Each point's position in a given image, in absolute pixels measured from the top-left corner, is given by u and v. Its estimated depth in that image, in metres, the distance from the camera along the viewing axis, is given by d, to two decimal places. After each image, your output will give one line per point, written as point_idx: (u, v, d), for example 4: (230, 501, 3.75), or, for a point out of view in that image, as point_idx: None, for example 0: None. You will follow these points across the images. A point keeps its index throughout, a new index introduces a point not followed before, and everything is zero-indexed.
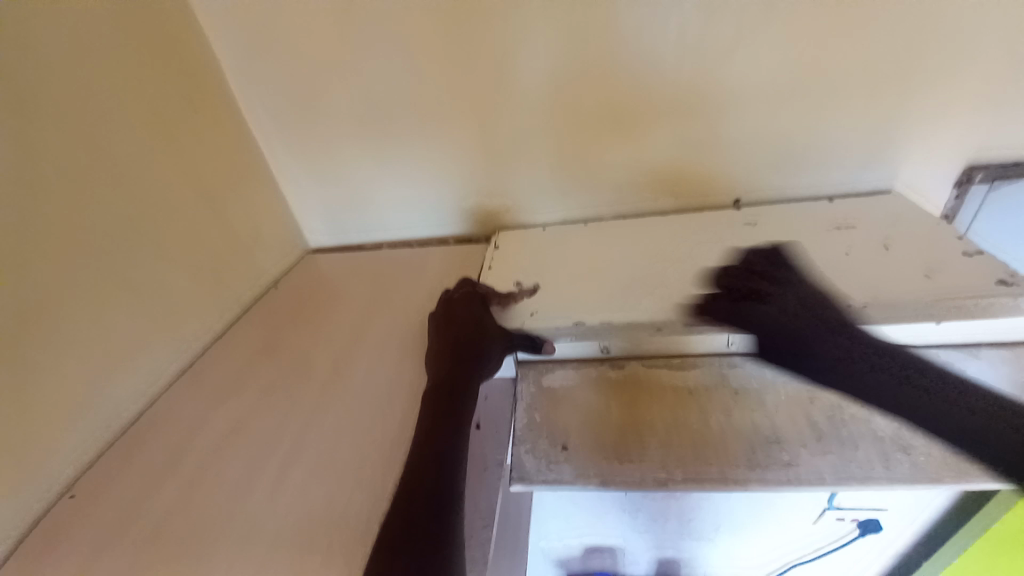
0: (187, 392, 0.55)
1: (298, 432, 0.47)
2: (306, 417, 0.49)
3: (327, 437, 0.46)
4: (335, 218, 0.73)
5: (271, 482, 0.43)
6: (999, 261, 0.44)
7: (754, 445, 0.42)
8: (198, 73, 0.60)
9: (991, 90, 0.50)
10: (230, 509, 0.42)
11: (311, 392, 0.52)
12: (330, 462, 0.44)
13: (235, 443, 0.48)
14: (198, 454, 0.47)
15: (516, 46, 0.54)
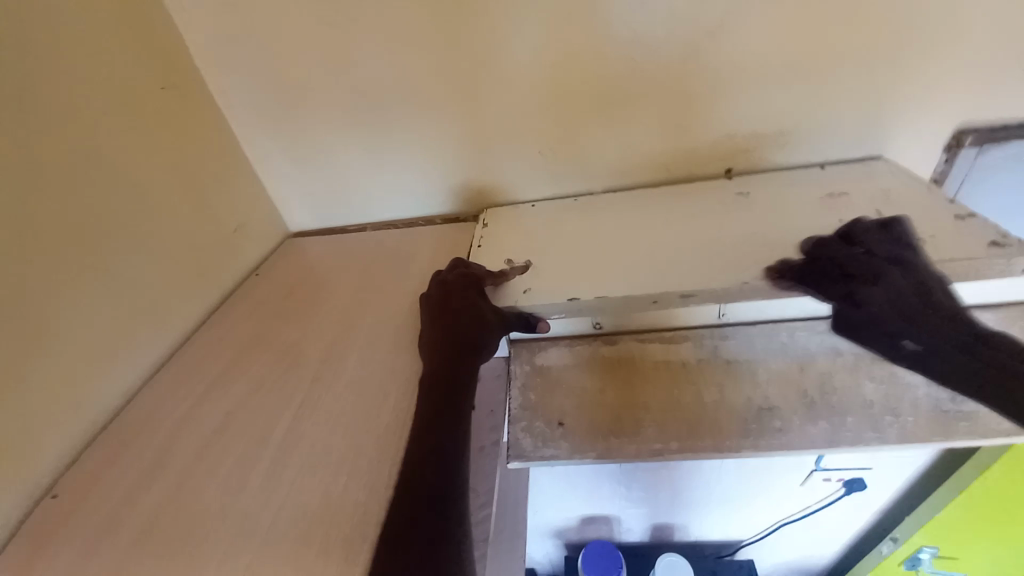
0: (171, 388, 0.53)
1: (290, 425, 0.46)
2: (295, 409, 0.48)
3: (319, 429, 0.45)
4: (315, 202, 0.70)
5: (263, 477, 0.43)
6: (990, 222, 0.44)
7: (747, 418, 0.42)
8: (157, 49, 0.55)
9: (989, 52, 0.49)
10: (223, 507, 0.41)
11: (299, 383, 0.50)
12: (323, 454, 0.43)
13: (223, 439, 0.46)
14: (183, 452, 0.46)
15: (500, 14, 0.51)
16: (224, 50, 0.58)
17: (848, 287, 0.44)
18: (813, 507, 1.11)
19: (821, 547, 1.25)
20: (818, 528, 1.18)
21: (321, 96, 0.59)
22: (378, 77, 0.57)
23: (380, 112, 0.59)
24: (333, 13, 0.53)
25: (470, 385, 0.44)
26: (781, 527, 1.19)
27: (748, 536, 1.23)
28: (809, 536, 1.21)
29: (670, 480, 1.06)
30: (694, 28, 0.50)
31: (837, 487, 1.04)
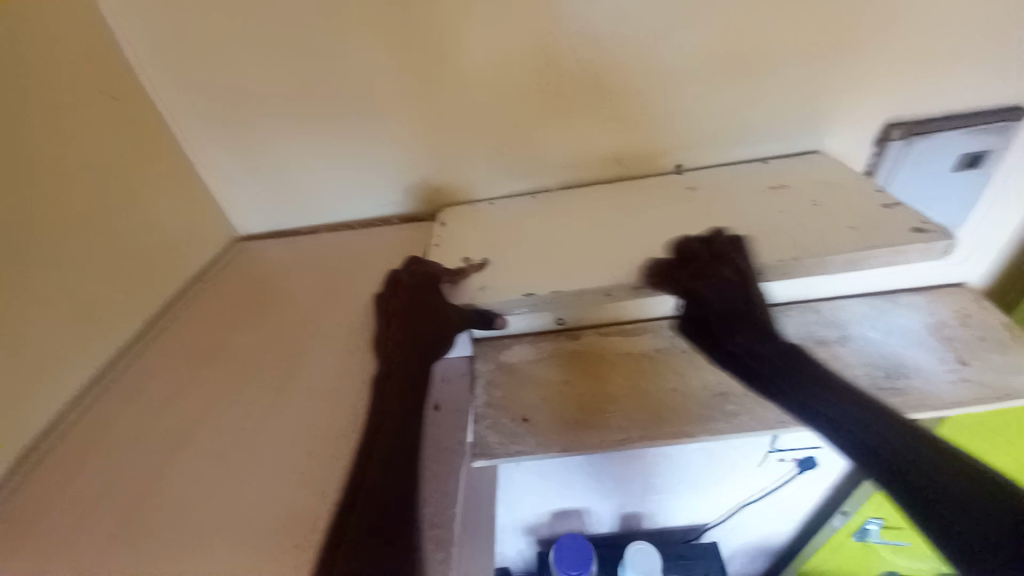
0: (111, 407, 0.49)
1: (243, 437, 0.44)
2: (247, 421, 0.45)
3: (274, 439, 0.43)
4: (265, 203, 0.67)
5: (213, 494, 0.40)
6: (911, 208, 0.47)
7: (705, 403, 0.60)
8: (80, 38, 0.51)
9: (908, 51, 0.53)
10: (170, 528, 0.38)
11: (251, 393, 0.48)
12: (279, 465, 0.41)
13: (168, 457, 0.43)
14: (124, 474, 0.43)
15: (451, 11, 0.50)
16: (156, 40, 0.54)
17: (784, 273, 0.46)
18: (770, 487, 1.17)
19: (779, 524, 1.32)
20: (776, 506, 1.24)
21: (266, 92, 0.57)
22: (327, 73, 0.55)
23: (330, 110, 0.57)
24: (276, 6, 0.51)
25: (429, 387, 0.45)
26: (743, 508, 1.24)
27: (713, 519, 1.28)
28: (768, 514, 1.27)
29: (638, 470, 1.09)
30: (642, 27, 0.51)
31: (792, 467, 1.10)
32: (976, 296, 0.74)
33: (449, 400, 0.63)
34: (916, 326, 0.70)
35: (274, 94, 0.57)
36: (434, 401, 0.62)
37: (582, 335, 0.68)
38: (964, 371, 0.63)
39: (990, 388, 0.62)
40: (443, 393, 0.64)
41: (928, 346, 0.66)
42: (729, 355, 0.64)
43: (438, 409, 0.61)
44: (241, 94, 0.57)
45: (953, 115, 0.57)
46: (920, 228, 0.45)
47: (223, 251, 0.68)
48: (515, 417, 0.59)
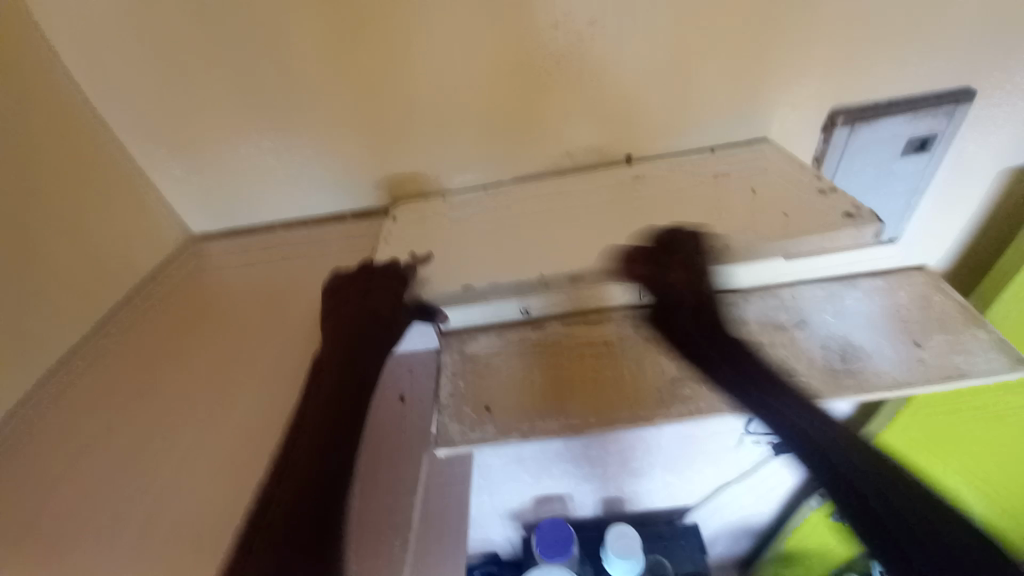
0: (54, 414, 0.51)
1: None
2: None
3: None
4: (215, 202, 0.67)
5: None
6: (847, 195, 0.48)
7: (662, 388, 0.59)
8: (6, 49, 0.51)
9: (845, 36, 0.52)
10: None
11: None
12: None
13: None
14: None
15: (380, 3, 0.50)
16: (86, 46, 0.54)
17: (719, 263, 0.47)
18: (748, 468, 1.19)
19: (761, 504, 1.35)
20: (754, 488, 1.27)
21: (203, 91, 0.56)
22: (261, 69, 0.54)
23: (269, 107, 0.57)
24: (201, 2, 0.50)
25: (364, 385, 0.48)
26: (722, 490, 1.27)
27: (694, 501, 1.31)
28: (749, 494, 1.30)
29: (616, 455, 1.11)
30: (574, 16, 0.51)
31: (766, 449, 1.12)
32: (935, 277, 0.75)
33: (413, 391, 0.68)
34: (876, 309, 0.70)
35: (210, 92, 0.56)
36: (398, 393, 0.67)
37: (546, 324, 0.67)
38: (919, 352, 0.64)
39: (945, 368, 0.62)
40: (410, 381, 0.70)
41: (885, 330, 0.67)
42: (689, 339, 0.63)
43: (403, 401, 0.66)
44: (177, 94, 0.57)
45: (900, 100, 0.58)
46: (847, 218, 0.46)
47: (174, 254, 0.69)
48: (478, 405, 0.60)
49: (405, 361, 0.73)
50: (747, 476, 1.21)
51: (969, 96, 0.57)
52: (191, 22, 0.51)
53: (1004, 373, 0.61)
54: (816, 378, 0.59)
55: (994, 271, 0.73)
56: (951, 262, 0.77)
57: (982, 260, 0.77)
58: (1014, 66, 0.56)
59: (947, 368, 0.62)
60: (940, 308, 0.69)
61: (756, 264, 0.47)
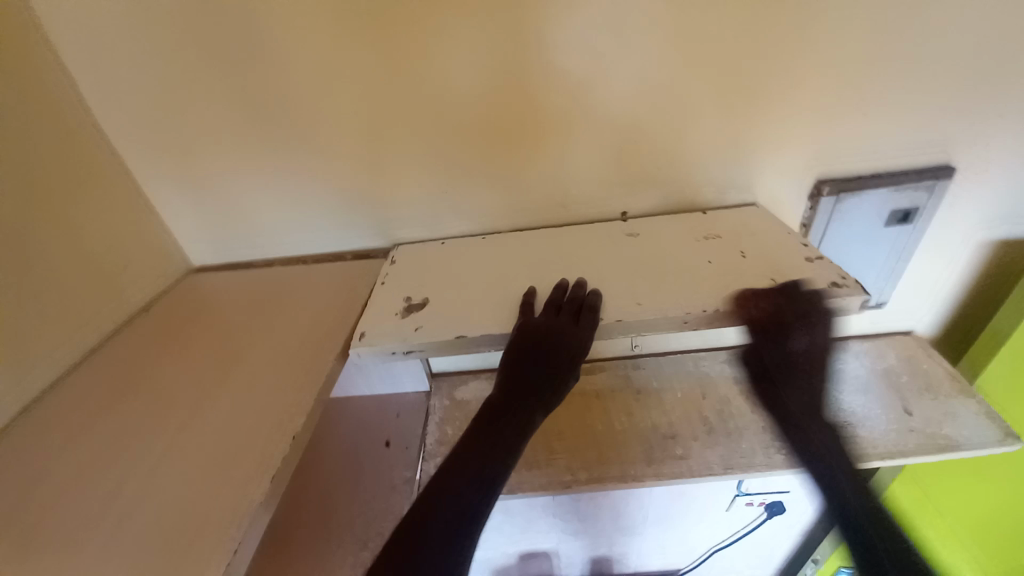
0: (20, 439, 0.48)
1: (157, 474, 0.43)
2: (155, 454, 0.45)
3: (177, 474, 0.43)
4: (221, 236, 0.68)
5: (100, 531, 0.39)
6: (833, 265, 0.49)
7: (653, 444, 0.66)
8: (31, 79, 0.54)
9: (825, 111, 0.57)
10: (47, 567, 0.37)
11: (164, 427, 0.48)
12: (175, 500, 0.41)
13: (66, 491, 0.43)
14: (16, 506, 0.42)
15: (400, 60, 0.53)
16: (107, 82, 0.57)
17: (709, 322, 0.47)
18: (742, 531, 1.14)
19: (756, 570, 1.29)
20: (747, 552, 1.22)
21: (222, 128, 0.59)
22: (280, 111, 0.57)
23: (284, 146, 0.59)
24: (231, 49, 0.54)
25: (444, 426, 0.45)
26: (714, 553, 1.21)
27: (685, 563, 1.25)
28: (744, 560, 1.24)
29: (607, 511, 1.07)
30: (577, 81, 0.55)
31: (760, 511, 1.08)
32: (921, 343, 0.76)
33: (399, 436, 0.71)
34: (866, 373, 0.72)
35: (228, 130, 0.59)
36: (383, 437, 0.71)
37: None
38: (909, 420, 0.66)
39: (933, 437, 0.64)
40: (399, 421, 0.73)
41: (876, 396, 0.69)
42: (680, 396, 0.70)
43: (388, 445, 0.70)
44: (196, 130, 0.59)
45: (882, 172, 0.61)
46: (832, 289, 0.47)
47: (171, 283, 0.70)
48: None
49: (393, 404, 0.75)
50: (741, 539, 1.16)
51: (949, 172, 0.60)
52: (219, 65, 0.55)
53: (994, 445, 0.62)
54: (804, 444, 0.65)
55: (980, 340, 0.74)
56: (938, 329, 0.79)
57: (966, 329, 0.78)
58: (986, 149, 0.59)
59: (939, 438, 0.64)
60: (927, 374, 0.71)
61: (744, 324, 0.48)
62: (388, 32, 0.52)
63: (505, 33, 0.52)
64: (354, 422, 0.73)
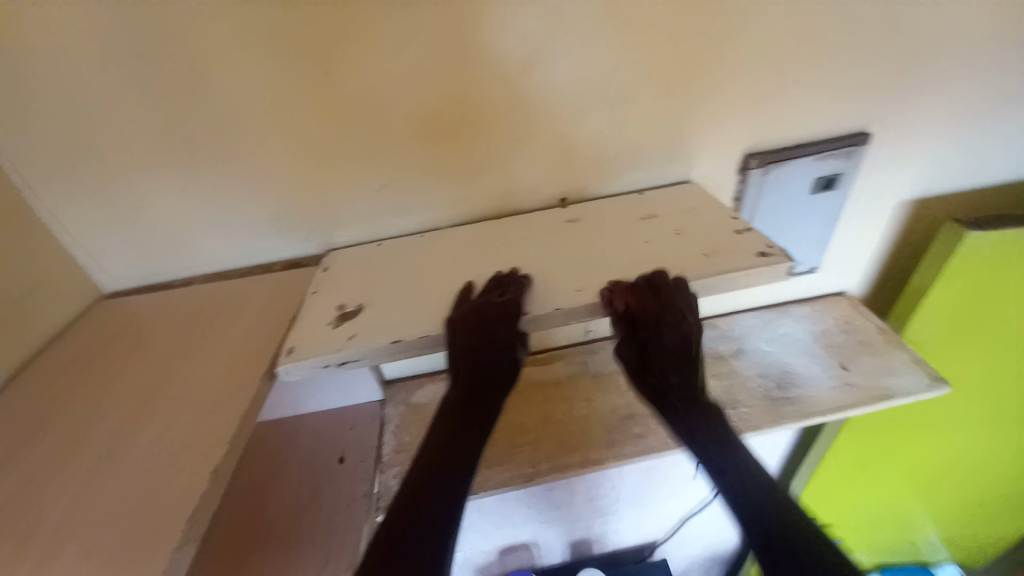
0: None
1: (55, 530, 0.38)
2: (61, 507, 0.40)
3: (86, 526, 0.38)
4: (126, 256, 0.61)
5: None
6: (760, 235, 0.51)
7: (613, 426, 0.66)
8: None
9: (754, 87, 0.57)
10: None
11: (71, 475, 0.42)
12: (83, 557, 0.36)
13: None
14: None
15: (309, 52, 0.49)
16: None
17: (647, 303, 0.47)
18: (709, 497, 1.18)
19: (725, 532, 1.34)
20: (717, 516, 1.26)
21: (113, 137, 0.52)
22: (179, 115, 0.51)
23: (189, 153, 0.54)
24: (110, 46, 0.47)
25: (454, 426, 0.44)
26: (686, 521, 1.25)
27: (660, 535, 1.28)
28: (713, 524, 1.29)
29: (579, 496, 1.08)
30: (503, 67, 0.52)
31: None
32: (854, 302, 0.80)
33: (355, 449, 0.68)
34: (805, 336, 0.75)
35: (120, 138, 0.52)
36: (337, 452, 0.67)
37: None
38: (847, 376, 0.69)
39: (869, 390, 0.67)
40: (354, 434, 0.70)
41: (816, 356, 0.72)
42: None
43: (342, 461, 0.66)
44: (81, 141, 0.52)
45: (806, 142, 0.63)
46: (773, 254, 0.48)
47: (83, 310, 0.62)
48: None
49: (348, 416, 0.72)
50: (709, 505, 1.20)
51: (865, 138, 0.63)
52: (97, 66, 0.48)
53: (924, 390, 0.66)
54: (753, 409, 0.67)
55: (905, 295, 0.78)
56: (867, 287, 0.83)
57: (891, 284, 0.83)
58: (896, 114, 0.62)
59: (876, 389, 0.67)
60: (861, 331, 0.75)
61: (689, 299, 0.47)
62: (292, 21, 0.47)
63: (422, 18, 0.48)
64: (304, 438, 0.69)
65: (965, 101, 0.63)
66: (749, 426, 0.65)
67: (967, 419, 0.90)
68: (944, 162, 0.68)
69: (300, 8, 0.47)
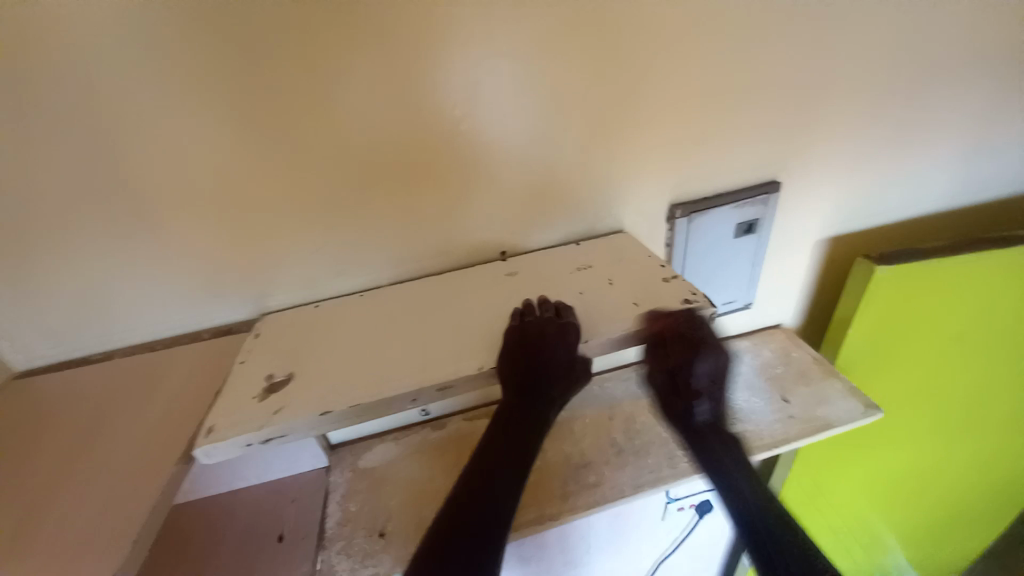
0: None
1: None
2: None
3: None
4: (39, 335, 0.57)
5: None
6: (685, 282, 0.55)
7: (567, 476, 0.65)
8: None
9: (669, 146, 0.62)
10: None
11: None
12: None
13: None
14: None
15: (236, 125, 0.49)
16: None
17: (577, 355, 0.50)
18: (679, 538, 1.16)
19: (700, 572, 1.31)
20: (690, 556, 1.24)
21: (20, 216, 0.49)
22: (97, 191, 0.49)
23: (109, 229, 0.52)
24: (15, 125, 0.45)
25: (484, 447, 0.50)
26: (660, 565, 1.22)
27: None
28: (686, 565, 1.26)
29: (549, 550, 1.04)
30: (436, 134, 0.55)
31: (691, 514, 1.11)
32: (789, 333, 0.85)
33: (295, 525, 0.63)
34: (748, 370, 0.78)
35: (27, 217, 0.49)
36: (276, 531, 0.62)
37: (448, 424, 0.72)
38: (788, 409, 0.71)
39: (810, 420, 0.69)
40: (296, 507, 0.65)
41: (758, 390, 0.74)
42: (589, 422, 0.71)
43: (280, 540, 0.61)
44: None
45: (725, 192, 0.68)
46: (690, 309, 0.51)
47: None
48: (371, 532, 0.61)
49: (288, 489, 0.67)
50: (680, 545, 1.18)
51: (775, 186, 0.69)
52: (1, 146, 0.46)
53: (860, 417, 0.68)
54: None
55: (833, 324, 0.83)
56: (799, 318, 0.89)
57: (819, 314, 0.89)
58: (799, 165, 0.69)
59: (815, 419, 0.69)
60: (798, 362, 0.78)
61: (612, 350, 0.51)
62: (219, 98, 0.48)
63: (353, 93, 0.50)
64: (237, 519, 0.63)
65: (855, 153, 0.70)
66: (701, 466, 0.65)
67: (909, 436, 0.96)
68: (847, 203, 0.75)
69: (224, 84, 0.47)
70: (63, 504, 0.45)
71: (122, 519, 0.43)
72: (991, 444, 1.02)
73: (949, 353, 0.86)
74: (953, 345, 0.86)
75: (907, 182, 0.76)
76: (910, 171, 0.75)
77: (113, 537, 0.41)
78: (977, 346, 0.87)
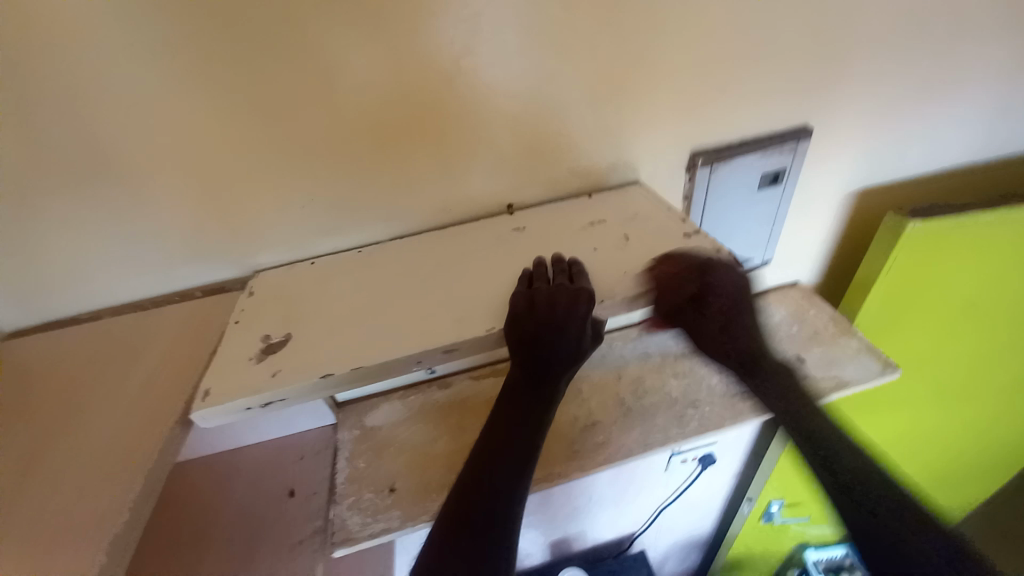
0: None
1: None
2: None
3: None
4: (21, 298, 0.54)
5: None
6: (708, 239, 0.52)
7: (576, 435, 0.65)
8: None
9: (695, 89, 0.56)
10: None
11: None
12: None
13: None
14: None
15: (209, 67, 0.44)
16: None
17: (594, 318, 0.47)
18: (680, 488, 1.19)
19: (699, 517, 1.35)
20: (690, 504, 1.27)
21: None
22: (62, 144, 0.45)
23: (78, 185, 0.47)
24: None
25: (494, 419, 0.49)
26: (661, 512, 1.25)
27: (636, 528, 1.28)
28: (686, 511, 1.30)
29: (558, 501, 1.06)
30: (439, 72, 0.49)
31: (694, 466, 1.12)
32: (806, 291, 0.81)
33: (304, 482, 0.64)
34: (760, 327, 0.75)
35: None
36: (286, 487, 0.63)
37: (453, 384, 0.71)
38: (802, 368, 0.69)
39: (824, 381, 0.67)
40: (302, 465, 0.65)
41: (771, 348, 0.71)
42: (596, 382, 0.69)
43: (291, 496, 0.63)
44: None
45: (751, 138, 0.63)
46: (708, 269, 0.49)
47: None
48: (380, 488, 0.60)
49: (293, 447, 0.67)
50: (681, 494, 1.21)
51: (807, 132, 0.63)
52: None
53: (875, 378, 0.67)
54: (713, 409, 0.66)
55: (855, 282, 0.79)
56: (816, 276, 0.85)
57: (836, 272, 0.86)
58: (835, 108, 0.63)
59: (829, 380, 0.67)
60: (813, 321, 0.75)
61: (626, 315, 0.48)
62: (189, 31, 0.42)
63: (342, 25, 0.44)
64: (246, 476, 0.64)
65: (897, 96, 0.64)
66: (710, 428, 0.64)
67: (925, 391, 0.95)
68: (884, 152, 0.70)
69: (192, 18, 0.41)
70: (62, 470, 0.44)
71: (120, 486, 0.42)
72: (998, 399, 1.01)
73: (967, 312, 0.83)
74: (976, 300, 0.82)
75: (953, 128, 0.70)
76: (958, 116, 0.68)
77: (110, 506, 0.41)
78: (999, 302, 0.83)
